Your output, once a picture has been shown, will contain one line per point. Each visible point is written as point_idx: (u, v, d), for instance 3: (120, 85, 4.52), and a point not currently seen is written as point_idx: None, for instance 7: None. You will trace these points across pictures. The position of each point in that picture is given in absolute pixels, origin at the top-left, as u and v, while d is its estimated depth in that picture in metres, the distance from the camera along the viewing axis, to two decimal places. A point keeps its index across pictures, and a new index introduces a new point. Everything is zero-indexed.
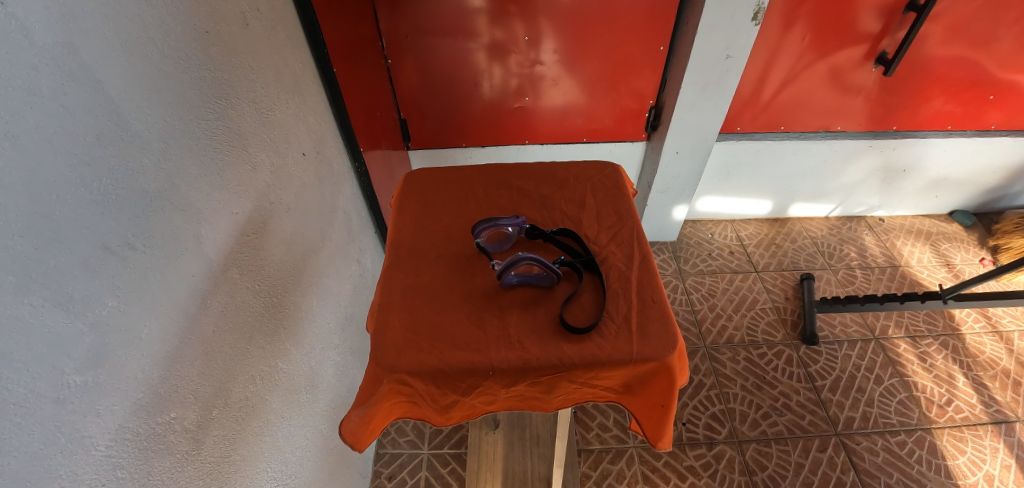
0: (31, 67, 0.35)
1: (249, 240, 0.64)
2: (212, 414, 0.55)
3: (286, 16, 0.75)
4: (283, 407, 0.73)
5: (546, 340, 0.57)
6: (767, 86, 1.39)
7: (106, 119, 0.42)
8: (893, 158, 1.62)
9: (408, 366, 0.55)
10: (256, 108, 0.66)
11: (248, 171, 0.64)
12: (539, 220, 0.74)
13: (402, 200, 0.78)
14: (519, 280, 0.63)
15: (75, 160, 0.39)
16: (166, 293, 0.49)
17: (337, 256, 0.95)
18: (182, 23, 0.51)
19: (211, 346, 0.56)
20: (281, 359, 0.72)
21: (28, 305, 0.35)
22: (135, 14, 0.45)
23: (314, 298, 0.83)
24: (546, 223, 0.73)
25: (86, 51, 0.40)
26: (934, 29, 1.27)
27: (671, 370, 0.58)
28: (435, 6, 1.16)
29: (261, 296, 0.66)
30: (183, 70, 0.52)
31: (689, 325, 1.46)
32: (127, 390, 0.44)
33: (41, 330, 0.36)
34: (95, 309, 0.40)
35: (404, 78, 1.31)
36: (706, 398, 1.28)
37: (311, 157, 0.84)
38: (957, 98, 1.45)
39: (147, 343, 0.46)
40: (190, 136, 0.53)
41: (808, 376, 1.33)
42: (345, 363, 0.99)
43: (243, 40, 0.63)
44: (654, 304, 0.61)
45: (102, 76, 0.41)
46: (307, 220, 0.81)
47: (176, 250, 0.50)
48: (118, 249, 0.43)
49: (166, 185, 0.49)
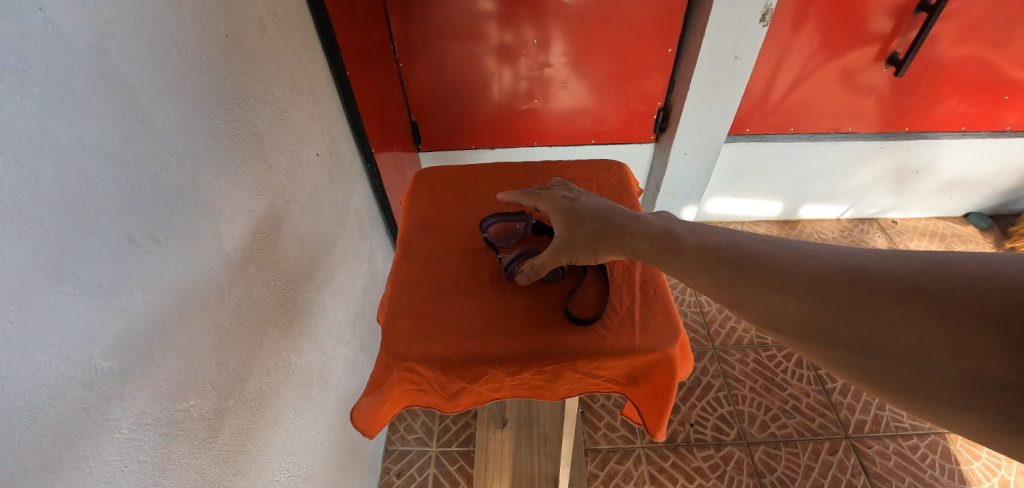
0: (65, 69, 0.37)
1: (264, 236, 0.66)
2: (229, 403, 0.58)
3: (301, 20, 0.77)
4: (296, 400, 0.74)
5: (551, 330, 0.59)
6: (776, 87, 1.39)
7: (134, 118, 0.44)
8: (906, 159, 1.60)
9: (417, 354, 0.57)
10: (272, 109, 0.69)
11: (265, 169, 0.66)
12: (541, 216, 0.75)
13: (412, 196, 0.80)
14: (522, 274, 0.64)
15: (104, 155, 0.41)
16: (187, 285, 0.51)
17: (349, 254, 0.97)
18: (203, 27, 0.54)
19: (227, 337, 0.57)
20: (294, 354, 0.74)
21: (60, 292, 0.37)
22: (159, 18, 0.47)
23: (325, 294, 0.85)
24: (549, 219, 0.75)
25: (116, 53, 0.42)
26: (946, 29, 1.26)
27: (673, 362, 0.58)
28: (446, 10, 1.18)
29: (276, 290, 0.69)
30: (205, 71, 0.54)
31: (697, 326, 1.45)
32: (149, 377, 0.46)
33: (72, 317, 0.38)
34: (122, 298, 0.42)
35: (414, 81, 1.33)
36: (715, 399, 1.27)
37: (324, 157, 0.86)
38: (971, 99, 1.43)
39: (169, 332, 0.48)
40: (209, 135, 0.55)
41: (818, 379, 1.32)
42: (355, 360, 1.00)
43: (260, 44, 0.66)
44: (657, 297, 0.62)
45: (129, 77, 0.44)
46: (319, 219, 0.83)
47: (196, 244, 0.52)
48: (143, 242, 0.45)
49: (187, 182, 0.51)
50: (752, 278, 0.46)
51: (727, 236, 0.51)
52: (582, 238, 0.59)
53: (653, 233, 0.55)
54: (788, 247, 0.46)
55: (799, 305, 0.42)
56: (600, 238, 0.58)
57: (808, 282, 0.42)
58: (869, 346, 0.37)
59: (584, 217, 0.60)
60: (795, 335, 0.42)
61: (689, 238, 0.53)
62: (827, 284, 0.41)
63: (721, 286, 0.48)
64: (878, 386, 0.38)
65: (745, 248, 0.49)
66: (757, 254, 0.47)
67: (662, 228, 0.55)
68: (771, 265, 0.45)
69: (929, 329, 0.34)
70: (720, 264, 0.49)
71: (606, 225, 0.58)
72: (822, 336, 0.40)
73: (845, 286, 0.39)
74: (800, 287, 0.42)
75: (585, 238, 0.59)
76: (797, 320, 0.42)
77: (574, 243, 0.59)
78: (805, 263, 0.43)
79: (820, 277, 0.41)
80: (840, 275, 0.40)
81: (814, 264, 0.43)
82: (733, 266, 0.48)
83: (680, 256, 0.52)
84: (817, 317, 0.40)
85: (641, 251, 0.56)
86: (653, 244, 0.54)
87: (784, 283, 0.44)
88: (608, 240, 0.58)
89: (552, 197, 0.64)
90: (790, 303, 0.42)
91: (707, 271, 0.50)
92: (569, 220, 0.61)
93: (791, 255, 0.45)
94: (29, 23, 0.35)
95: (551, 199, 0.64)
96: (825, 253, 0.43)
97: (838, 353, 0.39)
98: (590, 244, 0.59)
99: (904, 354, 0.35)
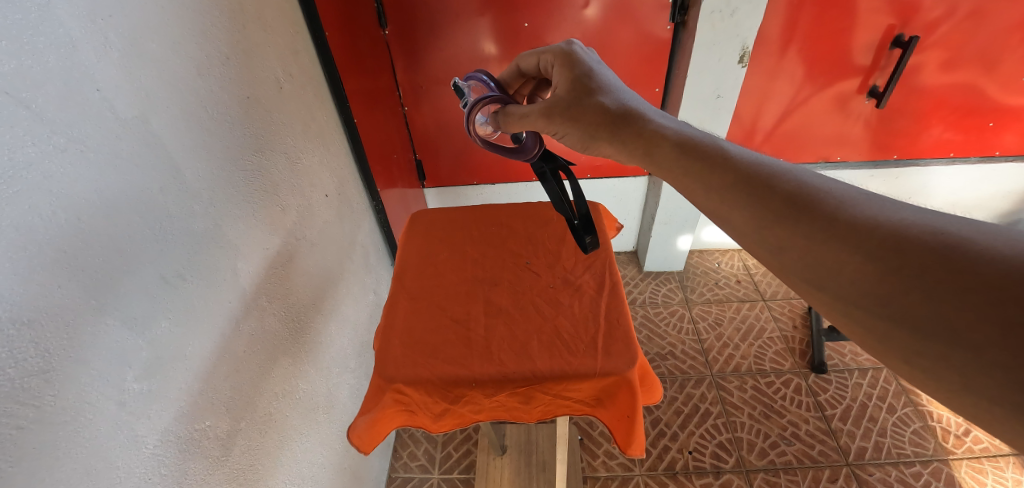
0: (114, 136, 0.45)
1: (278, 271, 0.73)
2: (240, 425, 0.63)
3: (313, 77, 0.87)
4: (303, 424, 0.80)
5: (522, 355, 0.64)
6: (764, 118, 1.46)
7: (168, 174, 0.52)
8: (896, 186, 1.65)
9: (405, 376, 0.62)
10: (288, 158, 0.77)
11: (278, 211, 0.74)
12: (502, 78, 0.86)
13: (408, 235, 0.86)
14: (490, 145, 0.75)
15: (143, 208, 0.48)
16: (207, 317, 0.57)
17: (356, 286, 1.04)
18: (229, 91, 0.62)
19: (240, 363, 0.63)
20: (301, 380, 0.80)
21: (104, 323, 0.44)
22: (191, 87, 0.55)
23: (332, 324, 0.91)
24: (511, 80, 0.86)
25: (156, 120, 0.50)
26: (923, 62, 1.32)
27: (632, 385, 0.63)
28: (448, 58, 1.29)
29: (286, 321, 0.75)
30: (229, 129, 0.63)
31: (695, 354, 1.47)
32: (170, 399, 0.52)
33: (113, 346, 0.45)
34: (152, 328, 0.49)
35: (419, 123, 1.43)
36: (713, 426, 1.29)
37: (333, 198, 0.94)
38: (956, 126, 1.47)
39: (191, 357, 0.54)
40: (232, 184, 0.63)
41: (818, 405, 1.32)
42: (360, 387, 1.05)
43: (277, 101, 0.75)
44: (619, 326, 0.67)
45: (166, 140, 0.51)
46: (328, 254, 0.90)
47: (216, 280, 0.59)
48: (173, 279, 0.52)
49: (211, 226, 0.58)
50: (810, 216, 0.43)
51: (774, 166, 0.50)
52: (585, 113, 0.66)
53: (678, 138, 0.58)
54: (864, 195, 0.44)
55: (863, 264, 0.39)
56: (605, 121, 0.64)
57: (887, 239, 0.38)
58: (937, 330, 0.34)
59: (599, 96, 0.67)
60: (849, 302, 0.40)
61: (736, 155, 0.52)
62: (908, 242, 0.37)
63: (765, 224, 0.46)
64: (923, 372, 0.35)
65: (809, 190, 0.45)
66: (818, 195, 0.44)
67: (685, 135, 0.58)
68: (834, 209, 0.43)
69: (1004, 331, 0.31)
70: (772, 198, 0.46)
71: (619, 111, 0.64)
72: (881, 309, 0.37)
73: (934, 255, 0.36)
74: (873, 240, 0.39)
75: (590, 116, 0.65)
76: (853, 282, 0.39)
77: (574, 112, 0.67)
78: (885, 215, 0.40)
79: (900, 233, 0.38)
80: (930, 239, 0.37)
81: (894, 219, 0.39)
82: (785, 198, 0.45)
83: (708, 168, 0.53)
84: (884, 287, 0.37)
85: (664, 143, 0.58)
86: (672, 146, 0.57)
87: (849, 232, 0.40)
88: (615, 126, 0.63)
89: (579, 65, 0.70)
90: (851, 259, 0.39)
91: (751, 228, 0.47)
92: (583, 92, 0.68)
93: (866, 204, 0.42)
94: (89, 101, 0.43)
95: (572, 77, 0.70)
96: (909, 211, 0.40)
97: (890, 330, 0.37)
98: (589, 122, 0.65)
99: (980, 347, 0.32)
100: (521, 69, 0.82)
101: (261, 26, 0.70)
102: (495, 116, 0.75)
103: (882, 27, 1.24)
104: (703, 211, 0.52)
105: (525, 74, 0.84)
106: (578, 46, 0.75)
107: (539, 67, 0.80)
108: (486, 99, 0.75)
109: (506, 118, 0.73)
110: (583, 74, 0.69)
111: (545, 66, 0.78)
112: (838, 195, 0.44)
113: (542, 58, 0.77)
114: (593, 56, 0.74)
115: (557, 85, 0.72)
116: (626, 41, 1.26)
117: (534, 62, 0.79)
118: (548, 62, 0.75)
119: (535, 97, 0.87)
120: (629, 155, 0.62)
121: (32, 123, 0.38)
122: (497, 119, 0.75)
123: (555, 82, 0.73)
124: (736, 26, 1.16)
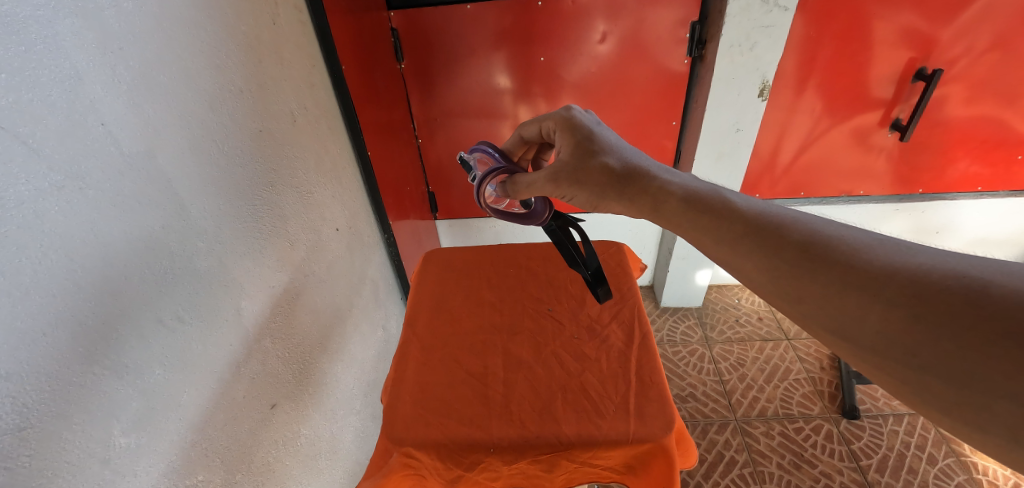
0: (116, 173, 0.43)
1: (283, 309, 0.70)
2: (236, 477, 0.59)
3: (328, 109, 0.86)
4: (303, 473, 0.75)
5: (547, 418, 0.60)
6: (783, 152, 1.43)
7: (173, 213, 0.49)
8: (923, 220, 1.61)
9: (417, 438, 0.58)
10: (298, 192, 0.75)
11: (287, 248, 0.71)
12: (505, 146, 0.82)
13: (421, 276, 0.83)
14: (501, 214, 0.71)
15: (144, 247, 0.45)
16: (206, 362, 0.54)
17: (364, 323, 1.00)
18: (242, 125, 0.61)
19: (240, 410, 0.59)
20: (304, 425, 0.75)
21: (91, 374, 0.41)
22: (202, 121, 0.54)
23: (338, 364, 0.86)
24: (515, 147, 0.82)
25: (163, 156, 0.48)
26: (948, 96, 1.28)
27: (669, 452, 0.57)
28: (463, 90, 1.28)
29: (291, 363, 0.71)
30: (240, 164, 0.60)
31: (718, 396, 1.40)
32: (161, 452, 0.48)
33: (100, 397, 0.41)
34: (145, 376, 0.46)
35: (433, 155, 1.42)
36: (739, 477, 1.20)
37: (344, 232, 0.92)
38: (984, 160, 1.42)
39: (185, 407, 0.50)
40: (239, 220, 0.60)
41: (852, 455, 1.23)
42: (365, 430, 1.00)
43: (290, 134, 0.73)
44: (653, 384, 0.62)
45: (173, 177, 0.49)
46: (337, 291, 0.87)
47: (218, 322, 0.56)
48: (170, 322, 0.49)
49: (215, 264, 0.55)
50: (824, 265, 0.41)
51: (788, 214, 0.47)
52: (596, 168, 0.63)
53: (695, 190, 0.55)
54: (878, 238, 0.41)
55: (886, 312, 0.36)
56: (617, 175, 0.62)
57: (908, 284, 0.36)
58: (977, 381, 0.32)
59: (604, 156, 0.64)
60: (878, 354, 0.37)
61: (744, 205, 0.50)
62: (931, 286, 0.35)
63: (778, 273, 0.44)
64: (968, 424, 0.33)
65: (825, 239, 0.43)
66: (830, 242, 0.42)
67: (697, 186, 0.55)
68: (849, 254, 0.41)
69: None
70: (785, 247, 0.44)
71: (630, 164, 0.62)
72: (911, 360, 0.35)
73: (959, 299, 0.34)
74: (892, 287, 0.37)
75: (601, 169, 0.63)
76: (878, 331, 0.37)
77: (585, 169, 0.64)
78: (902, 259, 0.38)
79: (920, 278, 0.36)
80: (956, 284, 0.34)
81: (912, 262, 0.37)
82: (799, 248, 0.43)
83: (723, 218, 0.50)
84: (911, 337, 0.35)
85: (679, 196, 0.56)
86: (685, 197, 0.55)
87: (866, 279, 0.38)
88: (625, 178, 0.61)
89: (580, 127, 0.67)
90: (874, 307, 0.37)
91: (767, 277, 0.45)
92: (590, 150, 0.65)
93: (880, 247, 0.40)
94: (93, 135, 0.40)
95: (578, 127, 0.68)
96: (926, 253, 0.38)
97: (926, 380, 0.35)
98: (601, 178, 0.63)
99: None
100: (524, 136, 0.79)
101: (277, 60, 0.69)
102: (503, 186, 0.71)
103: (905, 60, 1.22)
104: (716, 261, 0.50)
105: (529, 141, 0.80)
106: (577, 109, 0.71)
107: (541, 133, 0.77)
108: (495, 170, 0.71)
109: (514, 187, 0.70)
110: (586, 135, 0.66)
111: (547, 131, 0.74)
112: (851, 242, 0.42)
113: (544, 123, 0.74)
114: (593, 117, 0.71)
115: (559, 147, 0.69)
116: (644, 77, 1.25)
117: (535, 128, 0.76)
118: (549, 127, 0.72)
119: (539, 159, 0.84)
120: (638, 211, 0.60)
121: (29, 160, 0.36)
122: (504, 189, 0.70)
123: (557, 145, 0.70)
124: (756, 60, 1.14)
